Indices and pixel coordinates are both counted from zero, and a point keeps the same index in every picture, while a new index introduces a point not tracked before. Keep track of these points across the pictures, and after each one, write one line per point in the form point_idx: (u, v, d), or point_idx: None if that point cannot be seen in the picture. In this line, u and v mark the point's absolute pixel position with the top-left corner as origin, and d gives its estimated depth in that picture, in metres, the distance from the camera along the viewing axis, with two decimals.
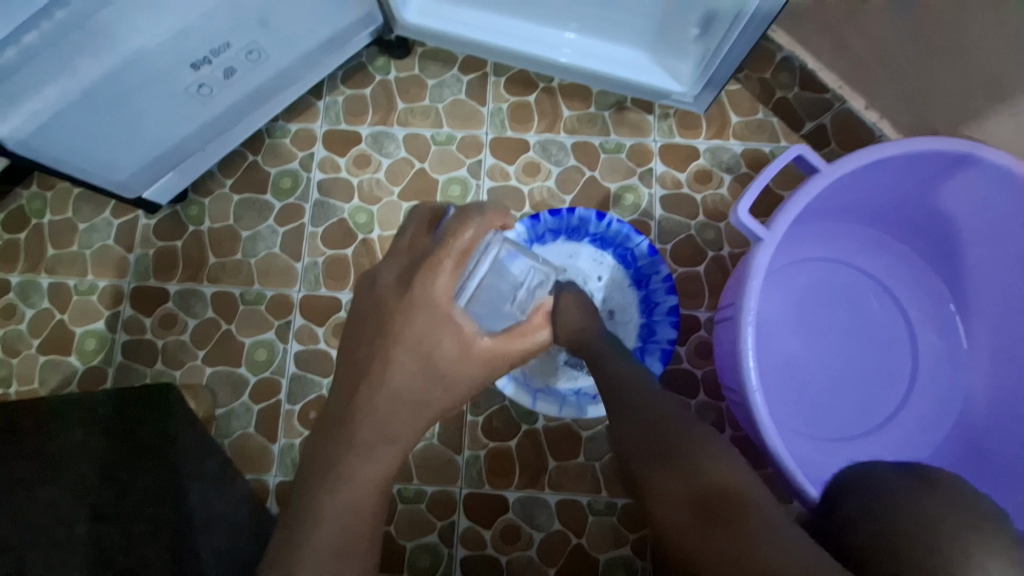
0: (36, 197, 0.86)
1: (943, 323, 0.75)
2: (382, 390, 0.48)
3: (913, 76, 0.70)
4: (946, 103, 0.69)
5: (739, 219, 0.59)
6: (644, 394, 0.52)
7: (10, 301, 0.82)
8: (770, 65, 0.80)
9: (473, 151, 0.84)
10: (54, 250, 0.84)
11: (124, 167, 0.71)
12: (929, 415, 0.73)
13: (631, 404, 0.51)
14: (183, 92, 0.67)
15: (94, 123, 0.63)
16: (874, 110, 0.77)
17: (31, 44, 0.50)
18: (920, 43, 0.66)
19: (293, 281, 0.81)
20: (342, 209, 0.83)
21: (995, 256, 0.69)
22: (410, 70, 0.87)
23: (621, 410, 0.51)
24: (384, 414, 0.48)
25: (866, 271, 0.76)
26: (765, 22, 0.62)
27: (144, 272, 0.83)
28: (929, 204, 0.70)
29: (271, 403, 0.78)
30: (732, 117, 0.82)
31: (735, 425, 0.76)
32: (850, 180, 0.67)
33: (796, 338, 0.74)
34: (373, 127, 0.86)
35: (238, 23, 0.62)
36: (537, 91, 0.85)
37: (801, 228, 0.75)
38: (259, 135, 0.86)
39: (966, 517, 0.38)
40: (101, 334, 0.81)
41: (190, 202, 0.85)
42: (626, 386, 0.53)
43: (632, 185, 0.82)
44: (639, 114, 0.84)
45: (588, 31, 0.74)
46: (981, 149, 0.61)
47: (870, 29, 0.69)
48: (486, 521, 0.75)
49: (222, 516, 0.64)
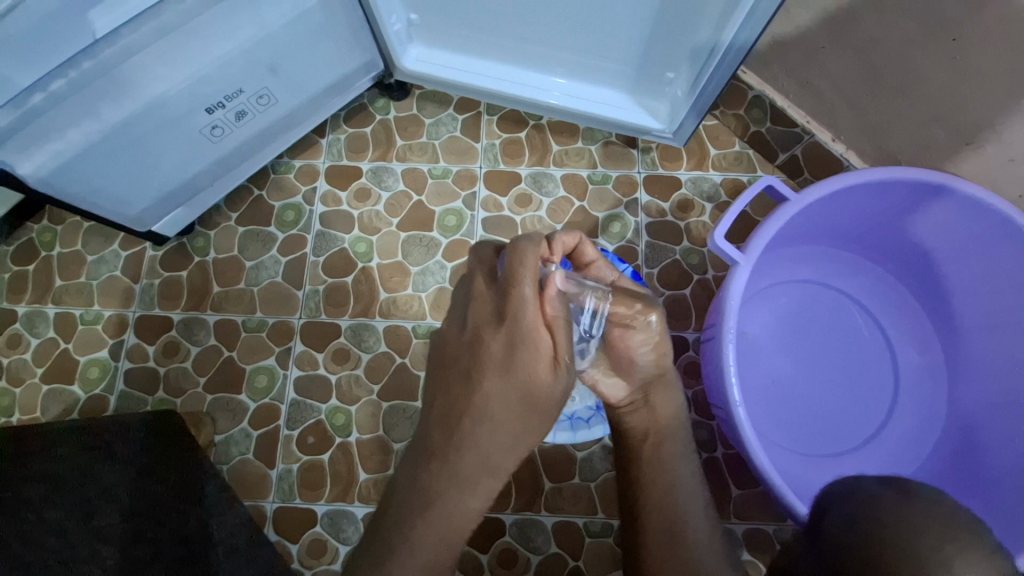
0: (47, 230, 0.89)
1: (922, 341, 0.78)
2: (485, 423, 0.51)
3: (873, 112, 0.75)
4: (906, 135, 0.74)
5: (716, 244, 0.63)
6: (680, 461, 0.61)
7: (17, 331, 0.85)
8: (742, 102, 0.87)
9: (468, 183, 0.89)
10: (62, 281, 0.87)
11: (137, 202, 0.75)
12: (913, 430, 0.75)
13: (662, 470, 0.60)
14: (198, 134, 0.72)
15: (111, 162, 0.67)
16: (841, 142, 0.82)
17: (58, 90, 0.55)
18: (876, 82, 0.72)
19: (295, 309, 0.84)
20: (342, 239, 0.87)
21: (964, 276, 0.73)
22: (409, 109, 0.93)
23: (642, 464, 0.61)
24: (491, 447, 0.51)
25: (844, 291, 0.80)
26: (743, 51, 0.64)
27: (149, 301, 0.86)
28: (897, 228, 0.75)
29: (270, 429, 0.79)
30: (711, 149, 0.89)
31: (725, 444, 0.77)
32: (821, 207, 0.71)
33: (781, 358, 0.77)
34: (374, 162, 0.91)
35: (249, 69, 0.68)
36: (527, 127, 0.91)
37: (780, 252, 0.79)
38: (265, 171, 0.91)
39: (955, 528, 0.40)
40: (104, 363, 0.83)
41: (197, 234, 0.88)
42: (664, 441, 0.61)
43: (619, 214, 0.87)
44: (623, 148, 0.90)
45: (576, 76, 0.80)
46: (939, 177, 0.66)
47: (832, 71, 0.75)
48: (483, 545, 0.75)
49: (221, 541, 0.68)
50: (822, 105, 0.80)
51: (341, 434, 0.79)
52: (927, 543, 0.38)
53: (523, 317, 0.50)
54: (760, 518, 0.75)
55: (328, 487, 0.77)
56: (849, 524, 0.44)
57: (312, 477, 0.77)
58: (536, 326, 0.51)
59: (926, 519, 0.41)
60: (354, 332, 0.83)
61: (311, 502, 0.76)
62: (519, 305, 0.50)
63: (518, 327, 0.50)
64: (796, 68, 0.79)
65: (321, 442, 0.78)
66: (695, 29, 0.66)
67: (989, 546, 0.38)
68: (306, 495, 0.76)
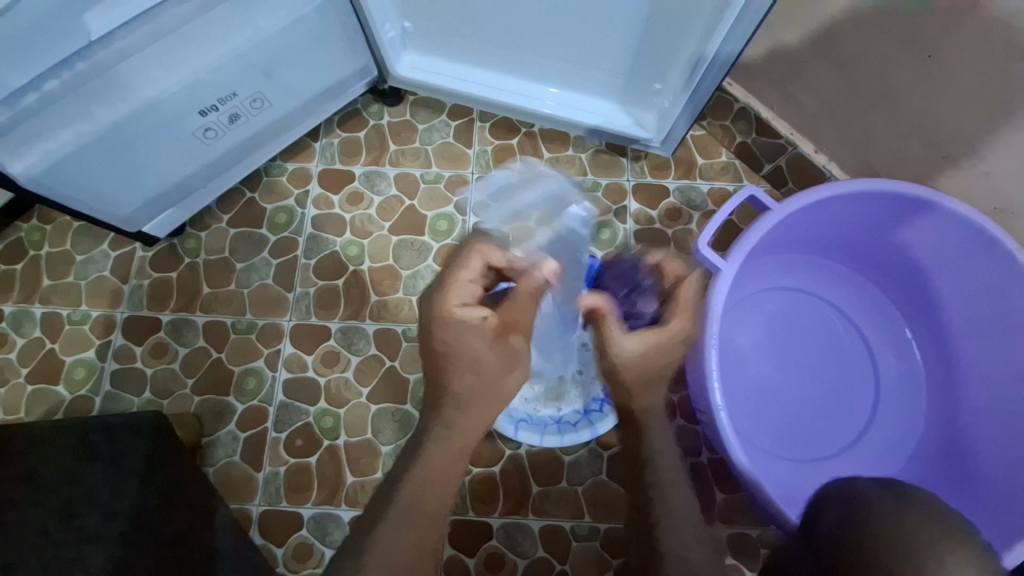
0: (35, 230, 0.89)
1: (901, 347, 0.80)
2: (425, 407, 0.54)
3: (854, 126, 0.78)
4: (886, 148, 0.77)
5: (700, 252, 0.65)
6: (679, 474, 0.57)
7: (2, 331, 0.84)
8: (729, 113, 0.88)
9: (460, 189, 0.90)
10: (50, 281, 0.86)
11: (128, 202, 0.75)
12: (895, 434, 0.77)
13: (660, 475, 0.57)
14: (191, 136, 0.72)
15: (105, 163, 0.67)
16: (824, 153, 0.84)
17: (52, 91, 0.56)
18: (857, 97, 0.74)
19: (285, 311, 0.84)
20: (334, 242, 0.88)
21: (942, 284, 0.75)
22: (402, 115, 0.94)
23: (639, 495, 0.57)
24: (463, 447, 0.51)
25: (826, 299, 0.82)
26: (727, 64, 0.66)
27: (138, 302, 0.85)
28: (879, 237, 0.77)
29: (258, 431, 0.80)
30: (699, 159, 0.91)
31: (710, 448, 0.79)
32: (805, 216, 0.73)
33: (765, 364, 0.79)
34: (366, 167, 0.91)
35: (244, 73, 0.69)
36: (519, 135, 0.93)
37: (764, 260, 0.81)
38: (257, 173, 0.91)
39: (948, 527, 0.40)
40: (91, 363, 0.82)
41: (187, 235, 0.88)
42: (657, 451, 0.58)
43: (609, 221, 0.88)
44: (614, 156, 0.91)
45: (569, 86, 0.82)
46: (918, 190, 0.68)
47: (815, 85, 0.77)
48: (470, 549, 0.75)
49: (203, 546, 0.66)
50: (807, 117, 0.82)
51: (329, 437, 0.79)
52: (922, 541, 0.39)
53: (439, 301, 0.52)
54: (744, 521, 0.76)
55: (316, 490, 0.77)
56: (841, 520, 0.44)
57: (300, 480, 0.78)
58: (446, 308, 0.52)
59: (921, 516, 0.41)
60: (344, 334, 0.83)
61: (299, 505, 0.77)
62: (447, 289, 0.53)
63: (432, 314, 0.52)
64: (781, 82, 0.81)
65: (309, 445, 0.79)
66: (684, 41, 0.68)
67: (980, 545, 0.39)
68: (293, 498, 0.77)
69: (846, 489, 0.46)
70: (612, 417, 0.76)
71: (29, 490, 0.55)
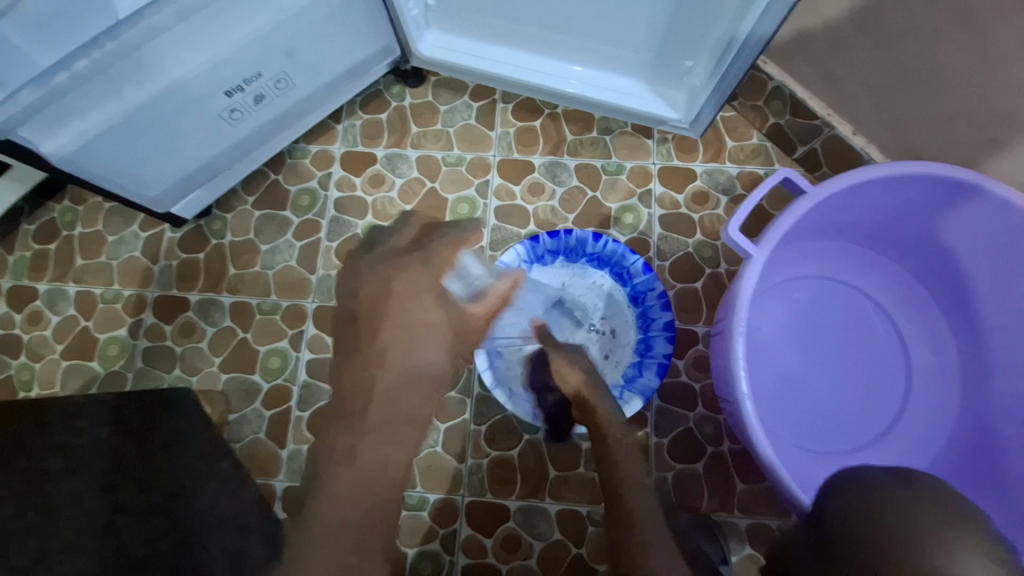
0: (68, 210, 0.91)
1: (938, 341, 0.77)
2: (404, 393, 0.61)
3: (896, 106, 0.74)
4: (929, 130, 0.72)
5: (730, 236, 0.62)
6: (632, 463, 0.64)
7: (37, 308, 0.87)
8: (762, 93, 0.85)
9: (481, 171, 0.89)
10: (83, 260, 0.89)
11: (156, 182, 0.76)
12: (926, 430, 0.74)
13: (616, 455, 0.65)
14: (216, 117, 0.73)
15: (134, 143, 0.68)
16: (862, 135, 0.79)
17: (81, 70, 0.56)
18: (901, 76, 0.70)
19: (308, 293, 0.85)
20: (356, 225, 0.88)
21: (984, 274, 0.72)
22: (424, 96, 0.93)
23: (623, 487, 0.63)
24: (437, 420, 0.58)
25: (857, 288, 0.79)
26: (760, 44, 0.64)
27: (167, 282, 0.87)
28: (918, 224, 0.73)
29: (282, 409, 0.81)
30: (728, 141, 0.88)
31: (733, 439, 0.78)
32: (838, 202, 0.70)
33: (791, 354, 0.76)
34: (388, 149, 0.91)
35: (267, 54, 0.69)
36: (542, 117, 0.91)
37: (795, 247, 0.78)
38: (281, 155, 0.92)
39: (950, 514, 0.40)
40: (123, 341, 0.85)
41: (213, 216, 0.90)
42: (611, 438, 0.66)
43: (632, 205, 0.86)
44: (638, 138, 0.89)
45: (592, 65, 0.79)
46: (963, 173, 0.64)
47: (856, 63, 0.73)
48: (488, 530, 0.76)
49: (230, 518, 0.67)
50: (845, 97, 0.78)
51: None
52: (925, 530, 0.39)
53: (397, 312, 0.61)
54: (765, 513, 0.75)
55: None
56: (846, 507, 0.43)
57: None
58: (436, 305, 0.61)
59: (921, 504, 0.41)
60: None
61: None
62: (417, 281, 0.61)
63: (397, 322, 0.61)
64: (820, 59, 0.76)
65: None
66: (718, 16, 0.65)
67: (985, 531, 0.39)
68: None
69: (851, 478, 0.46)
70: (634, 405, 0.75)
71: (63, 461, 0.58)
